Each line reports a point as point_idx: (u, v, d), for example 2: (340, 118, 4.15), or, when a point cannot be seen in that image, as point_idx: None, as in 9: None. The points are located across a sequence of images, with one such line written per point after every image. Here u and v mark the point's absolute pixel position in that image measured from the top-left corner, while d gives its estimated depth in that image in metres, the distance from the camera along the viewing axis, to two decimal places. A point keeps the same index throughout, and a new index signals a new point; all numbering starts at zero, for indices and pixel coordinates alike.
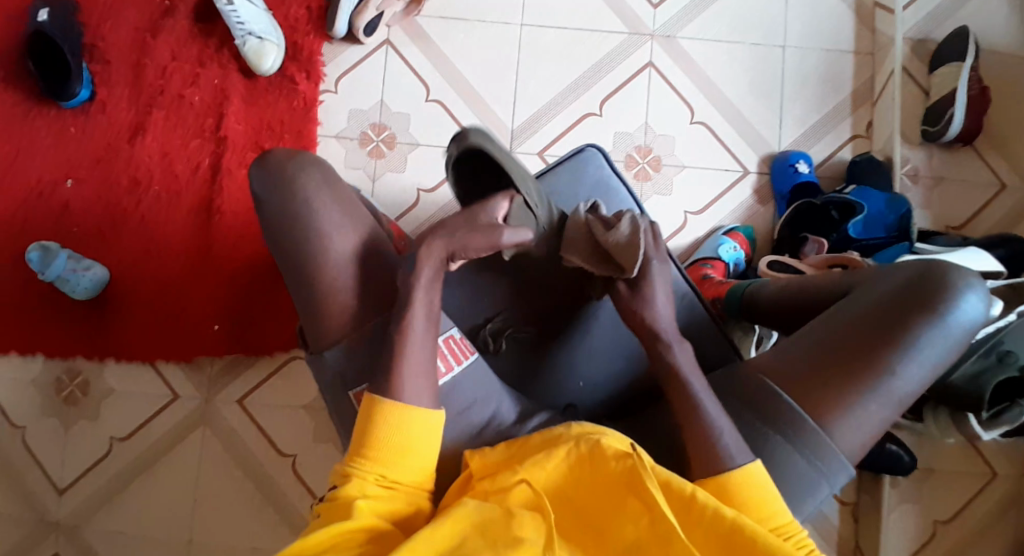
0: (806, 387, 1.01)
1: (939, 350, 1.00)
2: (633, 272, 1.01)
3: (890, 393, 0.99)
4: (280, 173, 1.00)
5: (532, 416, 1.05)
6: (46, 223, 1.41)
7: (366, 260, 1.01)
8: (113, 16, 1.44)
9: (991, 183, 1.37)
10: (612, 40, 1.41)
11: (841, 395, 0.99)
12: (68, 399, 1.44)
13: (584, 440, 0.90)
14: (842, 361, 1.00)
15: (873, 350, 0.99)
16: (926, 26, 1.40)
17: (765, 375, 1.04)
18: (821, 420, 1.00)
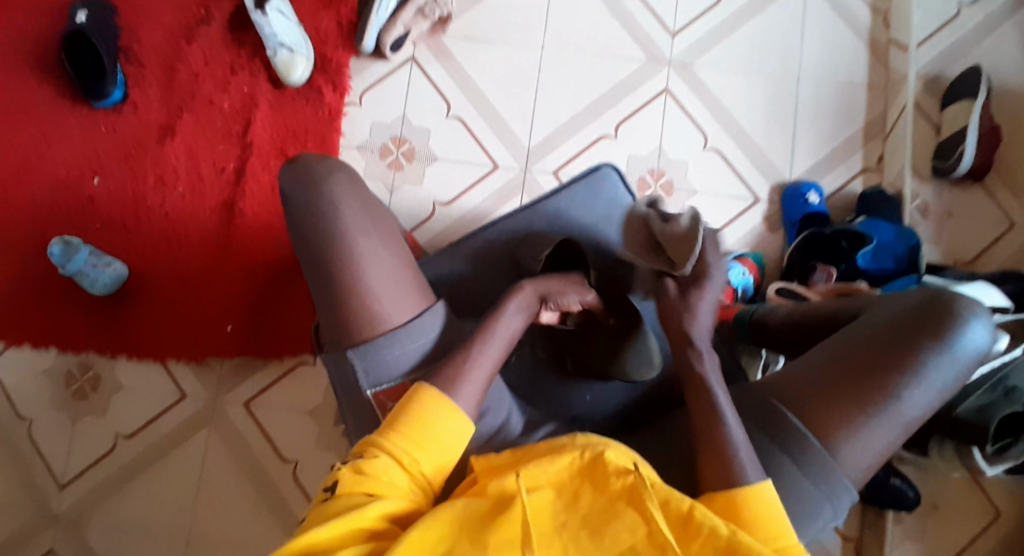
0: (811, 405, 1.03)
1: (946, 376, 1.02)
2: (686, 268, 1.06)
3: (896, 415, 1.01)
4: (310, 174, 1.09)
5: (539, 427, 1.09)
6: (73, 216, 1.46)
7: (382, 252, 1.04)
8: (152, 22, 1.49)
9: (1001, 220, 1.39)
10: (630, 65, 1.45)
11: (848, 417, 1.01)
12: (78, 393, 1.46)
13: (589, 449, 0.91)
14: (849, 382, 1.02)
15: (879, 372, 1.01)
16: (940, 63, 1.43)
17: (773, 395, 1.06)
18: (825, 438, 1.01)
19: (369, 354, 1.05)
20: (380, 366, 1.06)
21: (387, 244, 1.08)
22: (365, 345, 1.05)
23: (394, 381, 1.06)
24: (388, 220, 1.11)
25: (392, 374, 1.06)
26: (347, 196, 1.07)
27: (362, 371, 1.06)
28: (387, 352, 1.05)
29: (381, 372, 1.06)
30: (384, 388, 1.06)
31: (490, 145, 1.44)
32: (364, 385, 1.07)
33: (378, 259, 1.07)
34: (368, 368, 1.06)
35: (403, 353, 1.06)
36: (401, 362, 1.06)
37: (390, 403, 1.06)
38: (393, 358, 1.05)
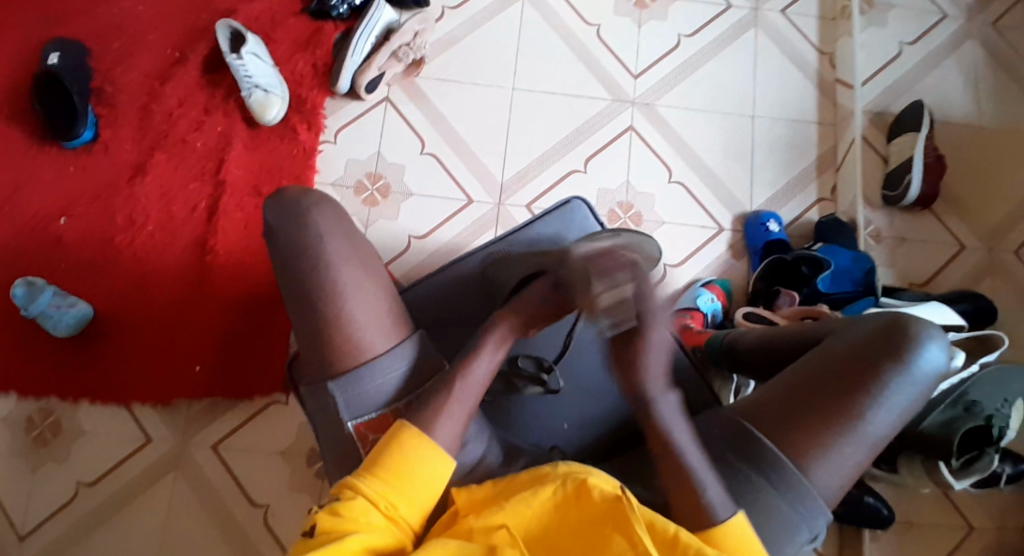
0: (780, 429, 1.01)
1: (907, 396, 1.01)
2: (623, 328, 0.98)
3: (862, 436, 0.99)
4: (297, 208, 1.04)
5: (518, 457, 1.07)
6: (37, 255, 1.43)
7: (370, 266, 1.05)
8: (125, 65, 1.51)
9: (951, 243, 1.47)
10: (596, 105, 1.52)
11: (816, 440, 0.99)
12: (38, 441, 1.39)
13: (571, 479, 0.91)
14: (815, 405, 1.01)
15: (843, 395, 1.00)
16: (883, 100, 1.54)
17: (742, 418, 1.04)
18: (797, 461, 1.00)
19: (351, 387, 1.01)
20: (363, 397, 1.02)
21: (371, 278, 1.05)
22: (347, 375, 1.01)
23: (376, 411, 1.02)
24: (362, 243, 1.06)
25: (374, 404, 1.02)
26: (335, 231, 1.04)
27: (344, 404, 1.02)
28: (370, 383, 1.02)
29: (364, 403, 1.02)
30: (365, 419, 1.02)
31: (465, 180, 1.48)
32: (345, 416, 1.02)
33: (358, 279, 1.03)
34: (349, 401, 1.02)
35: (387, 383, 1.03)
36: (382, 390, 1.02)
37: (371, 435, 1.02)
38: (378, 381, 1.02)
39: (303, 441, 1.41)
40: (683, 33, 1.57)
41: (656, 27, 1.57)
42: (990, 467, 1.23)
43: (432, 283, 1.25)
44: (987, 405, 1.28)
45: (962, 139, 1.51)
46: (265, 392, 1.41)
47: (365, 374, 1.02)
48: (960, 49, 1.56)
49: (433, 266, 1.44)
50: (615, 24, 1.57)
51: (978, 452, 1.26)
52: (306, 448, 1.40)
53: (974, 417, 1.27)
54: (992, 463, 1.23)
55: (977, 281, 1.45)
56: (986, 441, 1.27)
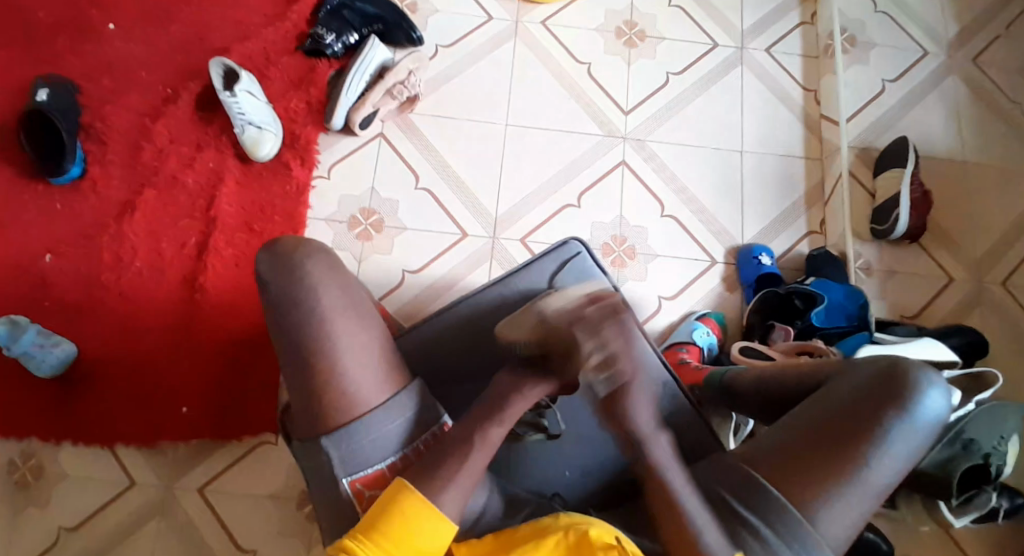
0: (787, 475, 1.01)
1: (910, 444, 1.01)
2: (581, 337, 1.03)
3: (867, 484, 0.99)
4: (290, 260, 1.04)
5: (521, 509, 1.07)
6: (21, 294, 1.39)
7: (355, 300, 1.06)
8: (116, 101, 1.50)
9: (940, 276, 1.50)
10: (588, 140, 1.54)
11: (819, 488, 0.99)
12: (19, 484, 1.33)
13: (573, 530, 0.94)
14: (820, 451, 1.01)
15: (844, 445, 1.00)
16: (868, 136, 1.57)
17: (747, 465, 1.04)
18: (804, 508, 0.99)
19: (345, 443, 1.01)
20: (359, 454, 1.01)
21: (366, 324, 1.05)
22: (340, 432, 1.00)
23: (373, 467, 1.02)
24: (350, 280, 1.07)
25: (371, 460, 1.02)
26: (328, 280, 1.04)
27: (338, 461, 1.01)
28: (366, 437, 1.01)
29: (359, 459, 1.01)
30: (361, 476, 1.01)
31: (459, 215, 1.48)
32: (339, 474, 1.01)
33: (344, 316, 1.03)
34: (344, 457, 1.01)
35: (384, 437, 1.02)
36: (379, 444, 1.02)
37: (367, 491, 1.01)
38: (373, 434, 1.01)
39: (294, 484, 1.37)
40: (672, 72, 1.60)
41: (645, 66, 1.60)
42: (988, 504, 1.27)
43: (433, 324, 1.23)
44: (983, 442, 1.28)
45: (947, 173, 1.55)
46: (256, 432, 1.37)
47: (359, 429, 1.01)
48: (941, 87, 1.61)
49: (426, 302, 1.43)
50: (606, 63, 1.59)
51: (975, 489, 1.29)
52: (296, 492, 1.36)
53: (971, 456, 1.27)
54: (990, 501, 1.26)
55: (967, 313, 1.47)
56: (983, 479, 1.29)
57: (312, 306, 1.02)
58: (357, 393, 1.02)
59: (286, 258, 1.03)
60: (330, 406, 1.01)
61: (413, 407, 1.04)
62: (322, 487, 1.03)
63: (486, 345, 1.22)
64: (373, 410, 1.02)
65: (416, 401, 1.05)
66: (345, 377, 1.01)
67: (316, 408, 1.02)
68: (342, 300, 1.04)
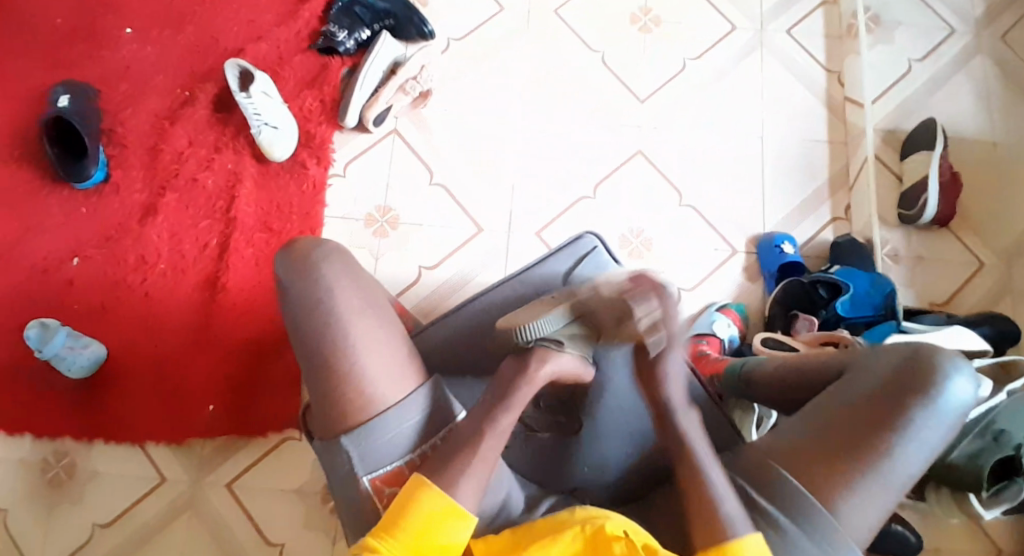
0: (809, 468, 0.99)
1: (936, 432, 0.99)
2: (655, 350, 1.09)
3: (892, 476, 0.97)
4: (307, 262, 1.05)
5: (540, 503, 1.08)
6: (49, 298, 1.43)
7: (369, 301, 1.06)
8: (135, 105, 1.52)
9: (970, 261, 1.45)
10: (603, 131, 1.52)
11: (844, 478, 0.97)
12: (54, 482, 1.37)
13: (589, 523, 0.93)
14: (841, 443, 0.99)
15: (868, 433, 0.98)
16: (894, 118, 1.52)
17: (771, 458, 1.02)
18: (826, 501, 0.97)
19: (364, 441, 1.01)
20: (376, 452, 1.02)
21: (383, 326, 1.05)
22: (357, 430, 1.01)
23: (392, 464, 1.02)
24: (366, 283, 1.07)
25: (389, 458, 1.02)
26: (344, 282, 1.05)
27: (358, 458, 1.01)
28: (383, 434, 1.01)
29: (378, 457, 1.02)
30: (380, 473, 1.02)
31: (473, 209, 1.48)
32: (359, 472, 1.02)
33: (361, 318, 1.03)
34: (363, 455, 1.02)
35: (399, 434, 1.02)
36: (396, 441, 1.02)
37: (387, 488, 1.02)
38: (392, 430, 1.02)
39: (317, 480, 1.39)
40: (688, 58, 1.56)
41: (661, 52, 1.57)
42: (1020, 496, 1.22)
43: (445, 324, 1.24)
44: (1016, 434, 1.24)
45: (977, 154, 1.49)
46: (280, 427, 1.40)
47: (377, 426, 1.01)
48: (971, 64, 1.55)
49: (442, 299, 1.43)
50: (620, 51, 1.57)
51: (1007, 481, 1.24)
52: (319, 488, 1.38)
53: (1002, 448, 1.23)
54: (1021, 493, 1.22)
55: (998, 298, 1.43)
56: (1014, 471, 1.25)
57: (329, 308, 1.03)
58: (376, 392, 1.02)
59: (304, 260, 1.05)
60: (349, 406, 1.02)
61: (426, 404, 1.05)
62: (336, 490, 1.04)
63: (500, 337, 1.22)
64: (390, 407, 1.02)
65: (429, 399, 1.05)
66: (363, 379, 1.02)
67: (328, 411, 1.03)
68: (356, 304, 1.04)
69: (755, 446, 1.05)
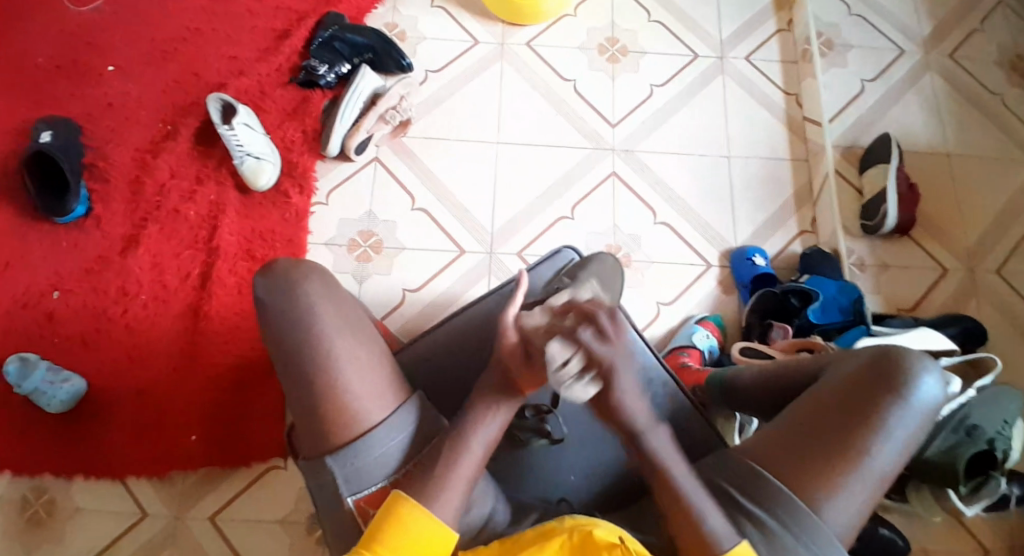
0: (787, 465, 1.01)
1: (907, 430, 1.01)
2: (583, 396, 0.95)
3: (869, 473, 0.99)
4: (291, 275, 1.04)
5: (526, 516, 1.08)
6: (30, 332, 1.42)
7: (348, 305, 1.06)
8: (116, 140, 1.54)
9: (933, 267, 1.52)
10: (578, 154, 1.58)
11: (823, 479, 0.99)
12: (30, 521, 1.34)
13: (578, 531, 0.93)
14: (818, 439, 1.01)
15: (843, 436, 1.00)
16: (851, 135, 1.61)
17: (751, 460, 1.04)
18: (807, 500, 0.99)
19: (349, 461, 1.00)
20: (362, 471, 1.00)
21: (359, 338, 1.04)
22: (343, 450, 1.00)
23: (377, 484, 1.01)
24: (343, 295, 1.07)
25: (374, 478, 1.00)
26: (321, 297, 1.03)
27: (342, 479, 1.00)
28: (368, 455, 1.00)
29: (363, 477, 1.00)
30: (365, 493, 1.00)
31: (456, 233, 1.51)
32: (343, 493, 1.00)
33: (340, 328, 1.03)
34: (349, 476, 1.00)
35: (384, 454, 1.01)
36: (381, 461, 1.01)
37: (371, 509, 1.00)
38: (377, 451, 1.00)
39: (300, 509, 1.37)
40: (655, 84, 1.64)
41: (629, 80, 1.64)
42: (998, 490, 1.25)
43: (431, 340, 1.25)
44: (987, 428, 1.27)
45: (931, 166, 1.58)
46: (265, 455, 1.38)
47: (361, 446, 1.00)
48: (919, 83, 1.65)
49: (426, 319, 1.46)
50: (591, 79, 1.64)
51: (984, 476, 1.27)
52: (305, 516, 1.36)
53: (976, 442, 1.25)
54: (999, 487, 1.25)
55: (962, 302, 1.49)
56: (990, 465, 1.27)
57: (313, 324, 1.02)
58: (362, 407, 1.01)
59: (286, 272, 1.04)
60: (339, 420, 1.00)
61: (408, 420, 1.03)
62: (326, 504, 1.03)
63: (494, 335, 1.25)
64: (375, 427, 1.01)
65: (412, 415, 1.04)
66: (348, 395, 1.01)
67: (313, 426, 1.02)
68: (335, 309, 1.04)
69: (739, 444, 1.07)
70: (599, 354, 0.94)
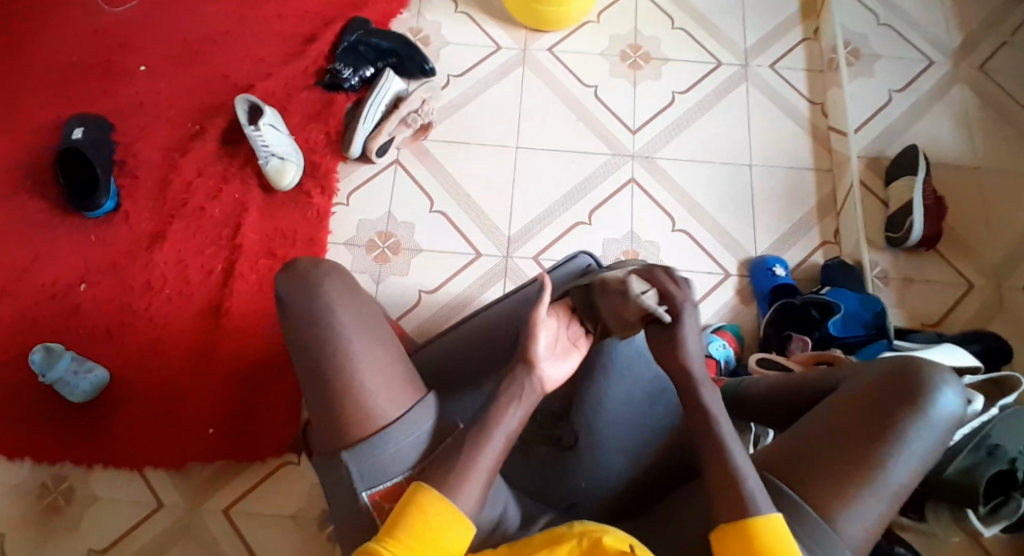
0: (804, 477, 0.99)
1: (927, 443, 0.98)
2: (668, 317, 1.03)
3: (887, 486, 0.97)
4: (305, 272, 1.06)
5: (537, 518, 1.07)
6: (56, 322, 1.46)
7: (361, 302, 1.06)
8: (146, 138, 1.58)
9: (960, 282, 1.48)
10: (597, 160, 1.58)
11: (840, 491, 0.96)
12: (51, 506, 1.37)
13: (586, 537, 0.92)
14: (836, 450, 0.99)
15: (861, 448, 0.98)
16: (877, 145, 1.58)
17: (766, 472, 1.01)
18: (823, 512, 0.96)
19: (365, 457, 1.00)
20: (378, 467, 1.00)
21: (378, 340, 1.05)
22: (360, 446, 1.00)
23: (392, 480, 1.01)
24: (361, 293, 1.08)
25: (390, 473, 1.01)
26: (335, 292, 1.05)
27: (358, 474, 1.00)
28: (385, 450, 1.00)
29: (379, 472, 1.00)
30: (381, 489, 1.00)
31: (473, 235, 1.52)
32: (359, 487, 1.00)
33: (354, 327, 1.03)
34: (363, 471, 1.00)
35: (401, 450, 1.01)
36: (398, 457, 1.01)
37: (386, 504, 1.00)
38: (394, 446, 1.01)
39: (312, 506, 1.38)
40: (677, 91, 1.63)
41: (650, 87, 1.64)
42: (1017, 513, 1.21)
43: (443, 341, 1.27)
44: (1009, 448, 1.23)
45: (959, 178, 1.55)
46: (280, 451, 1.40)
47: (382, 441, 1.00)
48: (948, 94, 1.62)
49: (441, 320, 1.46)
50: (612, 85, 1.64)
51: (1003, 497, 1.23)
52: (316, 513, 1.37)
53: (997, 462, 1.21)
54: (1019, 509, 1.21)
55: (990, 318, 1.45)
56: (1011, 486, 1.23)
57: (325, 318, 1.04)
58: (371, 403, 1.01)
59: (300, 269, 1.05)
60: (345, 416, 1.01)
61: (424, 418, 1.03)
62: (331, 499, 1.03)
63: (508, 336, 1.24)
64: (391, 423, 1.01)
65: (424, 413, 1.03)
66: (357, 390, 1.01)
67: (318, 421, 1.03)
68: (347, 302, 1.05)
69: (756, 457, 1.05)
70: (672, 289, 1.04)
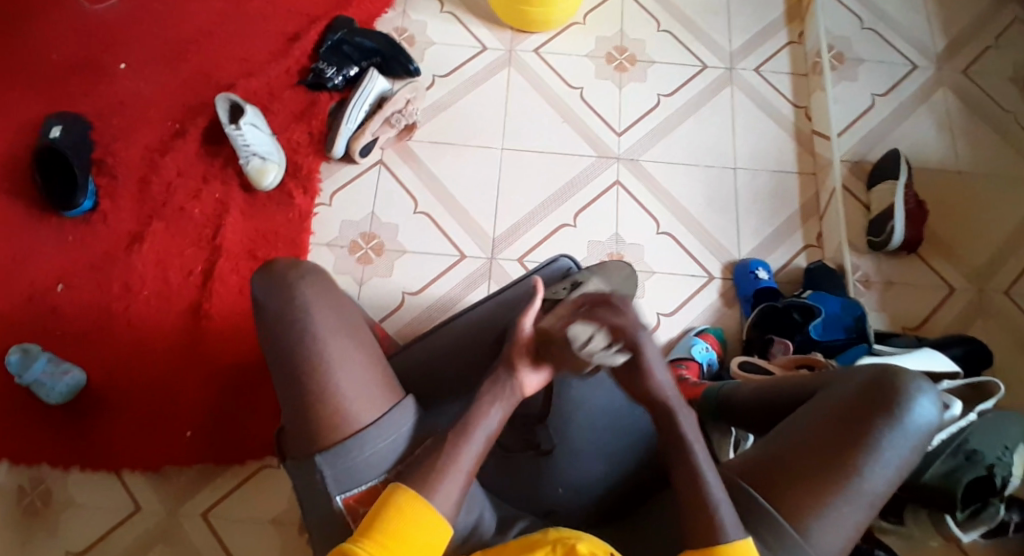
0: (778, 484, 0.99)
1: (902, 452, 0.99)
2: (620, 358, 0.98)
3: (860, 494, 0.97)
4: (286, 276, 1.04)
5: (513, 525, 1.06)
6: (32, 324, 1.44)
7: (341, 307, 1.06)
8: (125, 137, 1.56)
9: (940, 286, 1.49)
10: (583, 162, 1.57)
11: (814, 500, 0.97)
12: (27, 510, 1.35)
13: (561, 544, 0.92)
14: (811, 458, 0.99)
15: (836, 456, 0.98)
16: (860, 149, 1.59)
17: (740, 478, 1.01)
18: (795, 520, 0.96)
19: (338, 461, 0.99)
20: (353, 471, 0.99)
21: (358, 344, 1.04)
22: (336, 448, 0.99)
23: (367, 483, 1.00)
24: (341, 296, 1.07)
25: (366, 476, 1.00)
26: (317, 296, 1.04)
27: (332, 477, 0.99)
28: (360, 454, 0.99)
29: (354, 475, 0.99)
30: (355, 492, 0.99)
31: (458, 238, 1.51)
32: (332, 491, 0.99)
33: (336, 330, 1.03)
34: (337, 475, 0.99)
35: (377, 453, 1.00)
36: (375, 460, 1.00)
37: (361, 508, 0.99)
38: (367, 450, 1.00)
39: (291, 511, 1.37)
40: (663, 94, 1.63)
41: (637, 89, 1.64)
42: (996, 517, 1.23)
43: (426, 344, 1.26)
44: (987, 453, 1.24)
45: (941, 183, 1.56)
46: (259, 455, 1.39)
47: (354, 446, 0.99)
48: (931, 99, 1.63)
49: (425, 322, 1.45)
50: (598, 87, 1.63)
51: (982, 502, 1.25)
52: (297, 518, 1.37)
53: (976, 467, 1.22)
54: (997, 513, 1.23)
55: (969, 323, 1.46)
56: (988, 491, 1.25)
57: (307, 324, 1.02)
58: (352, 408, 1.00)
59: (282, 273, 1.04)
60: (327, 422, 1.00)
61: (400, 422, 1.03)
62: (312, 506, 1.02)
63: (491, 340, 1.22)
64: (367, 427, 1.00)
65: (402, 417, 1.03)
66: (340, 394, 1.00)
67: (299, 427, 1.02)
68: (330, 307, 1.04)
69: (732, 462, 1.05)
70: (622, 326, 0.97)
